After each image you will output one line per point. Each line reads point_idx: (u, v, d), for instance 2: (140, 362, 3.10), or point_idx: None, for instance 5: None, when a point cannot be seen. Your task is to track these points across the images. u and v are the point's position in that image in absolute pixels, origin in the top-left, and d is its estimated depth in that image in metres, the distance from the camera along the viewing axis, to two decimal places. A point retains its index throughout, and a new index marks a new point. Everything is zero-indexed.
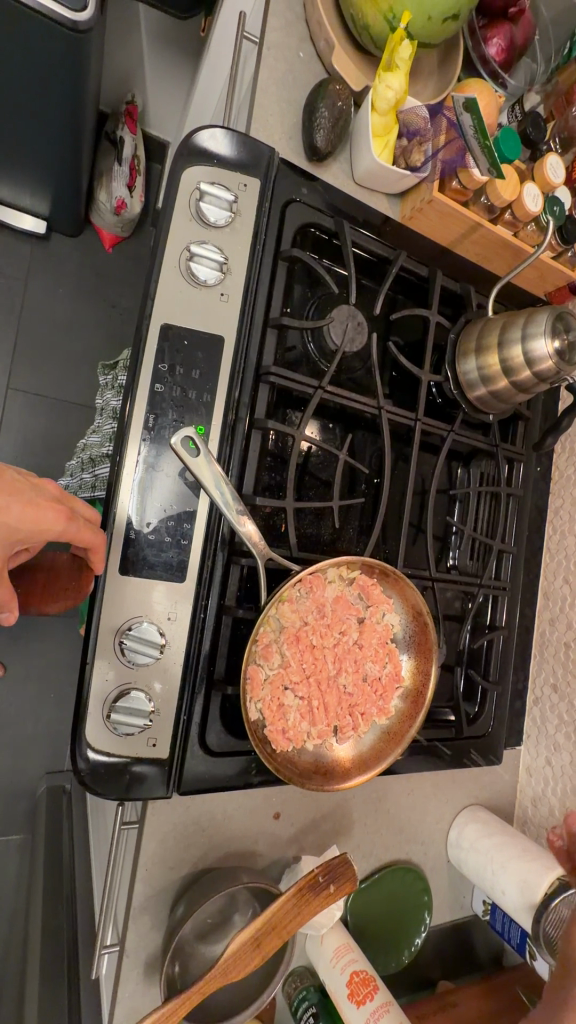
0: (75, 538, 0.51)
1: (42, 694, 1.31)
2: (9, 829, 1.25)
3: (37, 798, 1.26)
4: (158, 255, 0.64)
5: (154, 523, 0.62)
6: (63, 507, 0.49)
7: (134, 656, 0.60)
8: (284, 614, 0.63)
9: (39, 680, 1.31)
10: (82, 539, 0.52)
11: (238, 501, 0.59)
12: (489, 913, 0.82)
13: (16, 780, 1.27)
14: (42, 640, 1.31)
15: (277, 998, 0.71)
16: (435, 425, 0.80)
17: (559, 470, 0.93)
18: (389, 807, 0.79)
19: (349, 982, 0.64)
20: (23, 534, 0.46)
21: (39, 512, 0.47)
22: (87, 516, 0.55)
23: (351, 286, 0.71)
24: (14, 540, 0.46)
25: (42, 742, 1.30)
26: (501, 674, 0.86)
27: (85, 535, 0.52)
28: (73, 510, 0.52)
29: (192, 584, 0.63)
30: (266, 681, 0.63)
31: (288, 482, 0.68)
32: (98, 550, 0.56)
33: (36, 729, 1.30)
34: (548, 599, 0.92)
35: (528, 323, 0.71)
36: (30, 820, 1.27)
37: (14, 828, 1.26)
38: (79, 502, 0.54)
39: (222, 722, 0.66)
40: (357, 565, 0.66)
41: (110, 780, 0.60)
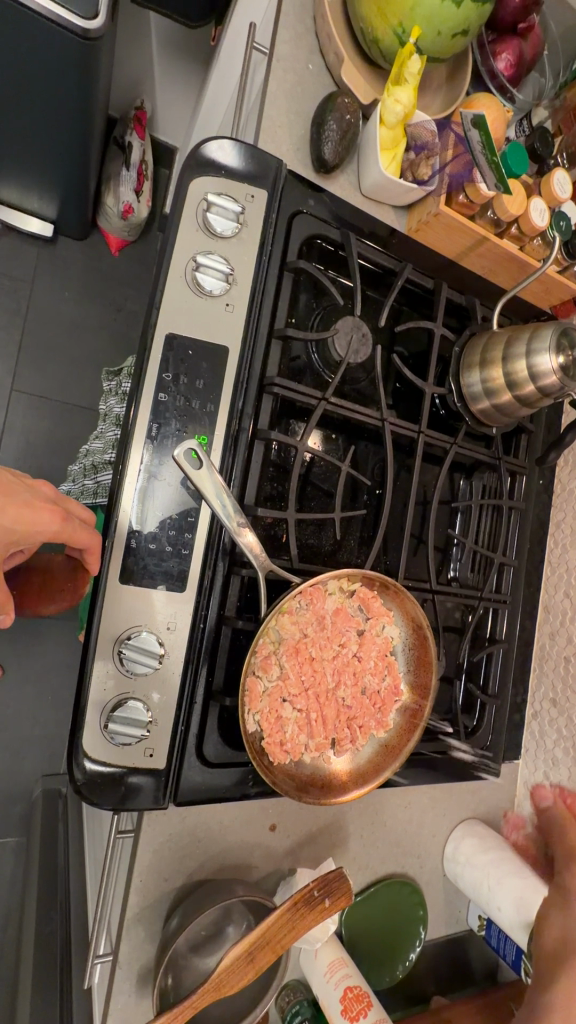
0: (71, 538, 0.51)
1: (41, 695, 1.30)
2: (4, 831, 1.25)
3: (33, 800, 1.26)
4: (164, 265, 0.64)
5: (156, 531, 0.62)
6: (59, 508, 0.49)
7: (132, 666, 0.60)
8: (284, 626, 0.63)
9: (37, 681, 1.30)
10: (77, 540, 0.52)
11: (240, 512, 0.59)
12: (485, 929, 0.82)
13: (12, 781, 1.27)
14: (40, 641, 1.31)
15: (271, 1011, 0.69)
16: (437, 437, 0.79)
17: (561, 483, 0.93)
18: (385, 820, 0.79)
19: (343, 998, 0.64)
20: (19, 536, 0.46)
21: (35, 512, 0.46)
22: (82, 518, 0.55)
23: (356, 298, 0.71)
24: (11, 542, 0.46)
25: (40, 743, 1.30)
26: (501, 687, 0.86)
27: (81, 536, 0.52)
28: (67, 511, 0.52)
29: (192, 594, 0.63)
30: (264, 694, 0.62)
31: (290, 492, 0.68)
32: (94, 552, 0.56)
33: (33, 730, 1.29)
34: (548, 613, 0.92)
35: (533, 338, 0.71)
36: (26, 821, 1.27)
37: (10, 829, 1.25)
38: (74, 504, 0.55)
39: (219, 733, 0.65)
40: (357, 578, 0.66)
41: (106, 789, 0.59)
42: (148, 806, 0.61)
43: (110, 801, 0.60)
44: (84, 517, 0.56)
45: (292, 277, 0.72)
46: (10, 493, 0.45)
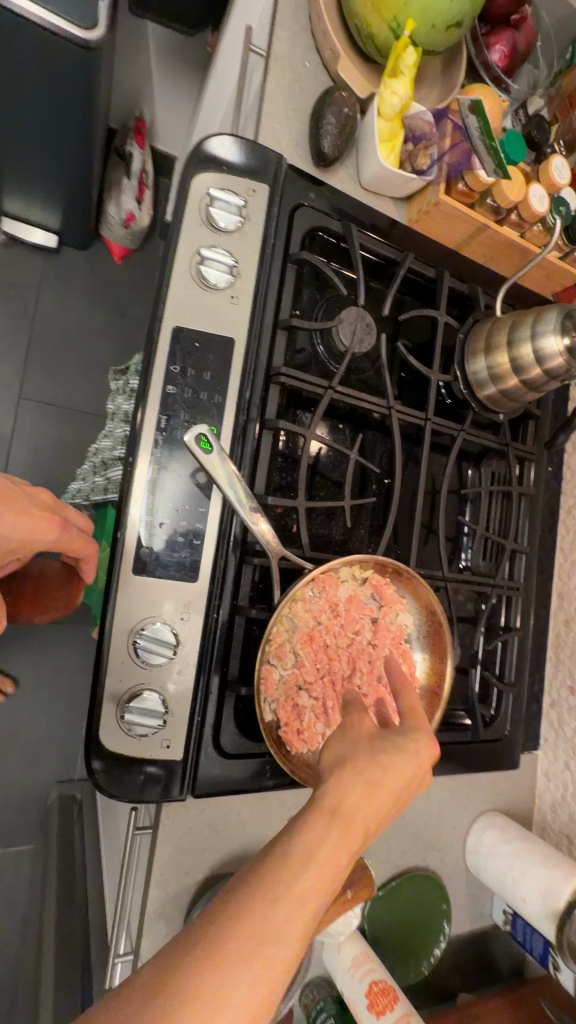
0: (68, 546, 0.52)
1: (53, 698, 1.30)
2: (22, 835, 1.25)
3: (48, 804, 1.26)
4: (169, 260, 0.65)
5: (167, 521, 0.63)
6: (56, 517, 0.49)
7: (147, 656, 0.60)
8: (297, 613, 0.62)
9: (50, 685, 1.31)
10: (74, 548, 0.53)
11: (252, 501, 0.59)
12: (510, 924, 0.80)
13: (26, 786, 1.27)
14: (52, 645, 1.32)
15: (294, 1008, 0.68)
16: (445, 424, 0.80)
17: (570, 469, 0.93)
18: (405, 813, 0.78)
19: (368, 993, 0.62)
20: (16, 542, 0.46)
21: (33, 520, 0.47)
22: (80, 526, 0.56)
23: (359, 287, 0.72)
24: (7, 548, 0.46)
25: (53, 748, 1.30)
26: (517, 675, 0.85)
27: (77, 545, 0.53)
28: (65, 520, 0.53)
29: (205, 583, 0.63)
30: (280, 682, 0.62)
31: (300, 481, 0.68)
32: (89, 560, 0.57)
33: (47, 734, 1.29)
34: (562, 600, 0.91)
35: (536, 321, 0.72)
36: (43, 824, 1.27)
37: (27, 831, 1.25)
38: (73, 513, 0.56)
39: (236, 724, 0.63)
40: (370, 563, 0.66)
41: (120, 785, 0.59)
42: (167, 798, 0.61)
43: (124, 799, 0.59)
44: (81, 525, 0.57)
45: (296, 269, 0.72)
46: (10, 495, 0.46)
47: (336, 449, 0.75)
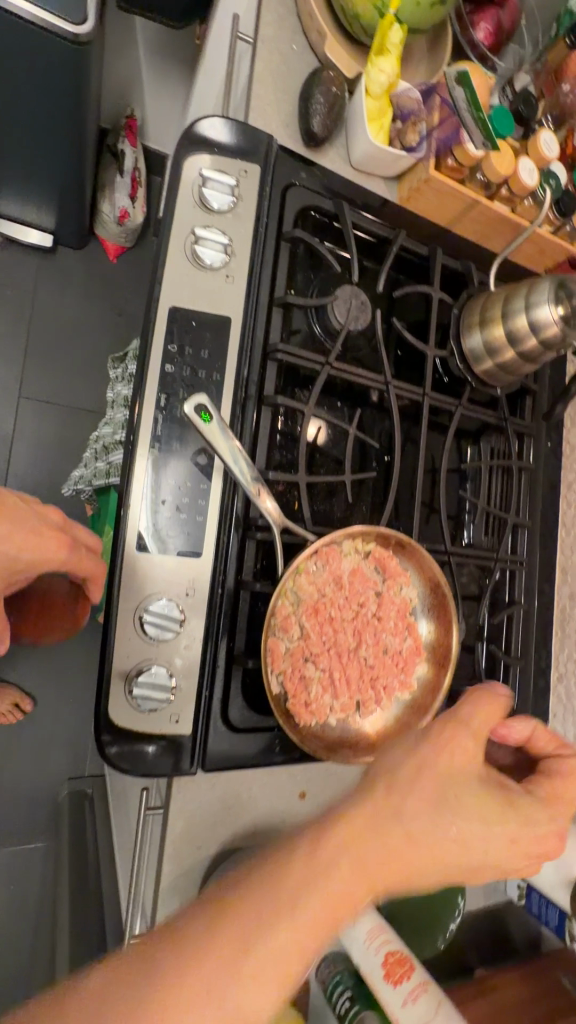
0: (76, 567, 0.51)
1: (61, 694, 1.31)
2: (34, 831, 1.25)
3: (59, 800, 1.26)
4: (164, 242, 0.66)
5: (170, 498, 0.63)
6: (65, 537, 0.49)
7: (153, 631, 0.61)
8: (301, 585, 0.63)
9: (58, 681, 1.31)
10: (82, 570, 0.52)
11: (255, 472, 0.60)
12: (525, 897, 0.80)
13: (37, 782, 1.27)
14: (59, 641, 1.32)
15: (312, 986, 0.68)
16: (442, 400, 0.80)
17: (570, 444, 0.93)
18: None
19: (385, 963, 0.61)
20: (24, 561, 0.46)
21: (41, 539, 0.47)
22: (90, 547, 0.55)
23: (353, 265, 0.73)
24: (15, 566, 0.46)
25: (63, 743, 1.30)
26: (523, 649, 0.85)
27: (86, 566, 0.52)
28: (75, 539, 0.52)
29: (209, 559, 0.63)
30: (286, 654, 0.62)
31: (299, 457, 0.68)
32: (96, 583, 0.55)
33: (56, 730, 1.30)
34: (566, 574, 0.91)
35: (532, 291, 0.72)
36: (54, 820, 1.27)
37: (39, 827, 1.26)
38: (84, 534, 0.55)
39: (244, 699, 0.65)
40: (372, 535, 0.66)
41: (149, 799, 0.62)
42: (177, 771, 0.61)
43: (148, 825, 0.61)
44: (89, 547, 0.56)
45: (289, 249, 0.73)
46: (18, 510, 0.46)
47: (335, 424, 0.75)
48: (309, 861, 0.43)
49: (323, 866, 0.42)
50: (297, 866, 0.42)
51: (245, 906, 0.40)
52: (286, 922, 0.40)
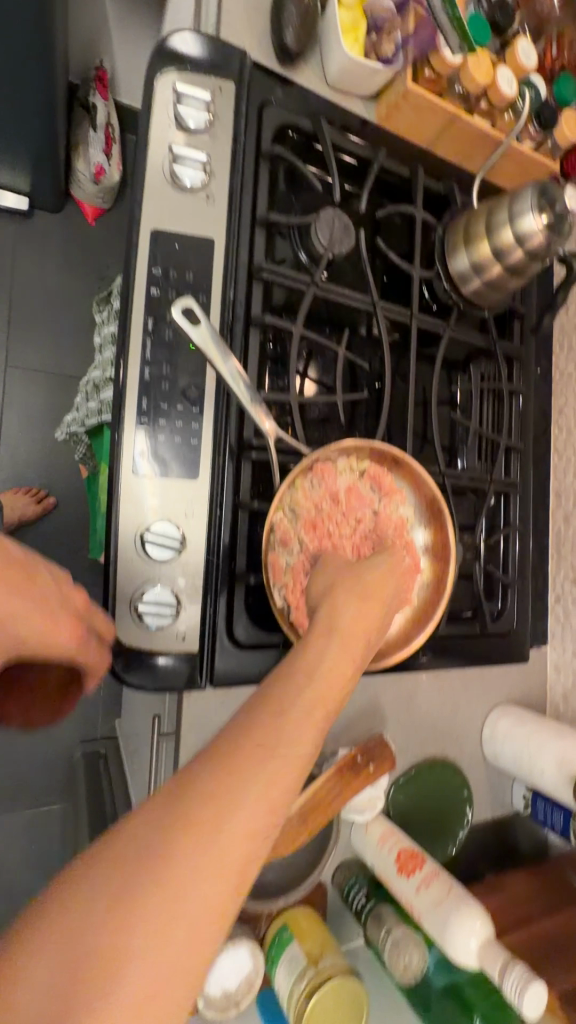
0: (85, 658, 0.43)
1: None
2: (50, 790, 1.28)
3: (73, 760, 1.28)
4: (141, 163, 0.65)
5: (164, 421, 0.64)
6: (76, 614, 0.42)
7: (155, 551, 0.62)
8: (298, 502, 0.64)
9: None
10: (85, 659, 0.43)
11: (256, 397, 0.60)
12: (530, 806, 0.82)
13: (50, 743, 1.29)
14: None
15: (329, 895, 0.69)
16: (431, 322, 0.79)
17: (559, 369, 0.93)
18: (420, 707, 0.79)
19: (398, 859, 0.63)
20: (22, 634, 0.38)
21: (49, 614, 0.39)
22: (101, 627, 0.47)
23: (335, 184, 0.71)
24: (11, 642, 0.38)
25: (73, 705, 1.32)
26: (520, 570, 0.86)
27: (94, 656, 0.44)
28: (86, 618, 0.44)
29: (206, 482, 0.64)
30: (287, 569, 0.63)
31: (291, 377, 0.68)
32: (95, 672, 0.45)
33: None
34: (560, 498, 0.92)
35: (513, 201, 0.71)
36: (69, 779, 1.29)
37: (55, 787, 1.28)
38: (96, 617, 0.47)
39: (248, 614, 0.65)
40: (366, 453, 0.67)
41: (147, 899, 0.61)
42: (186, 685, 0.62)
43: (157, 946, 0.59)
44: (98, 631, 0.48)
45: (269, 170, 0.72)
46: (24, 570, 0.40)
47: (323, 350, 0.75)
48: (230, 759, 0.37)
49: (248, 758, 0.37)
50: (214, 769, 0.36)
51: (168, 827, 0.33)
52: (222, 830, 0.34)
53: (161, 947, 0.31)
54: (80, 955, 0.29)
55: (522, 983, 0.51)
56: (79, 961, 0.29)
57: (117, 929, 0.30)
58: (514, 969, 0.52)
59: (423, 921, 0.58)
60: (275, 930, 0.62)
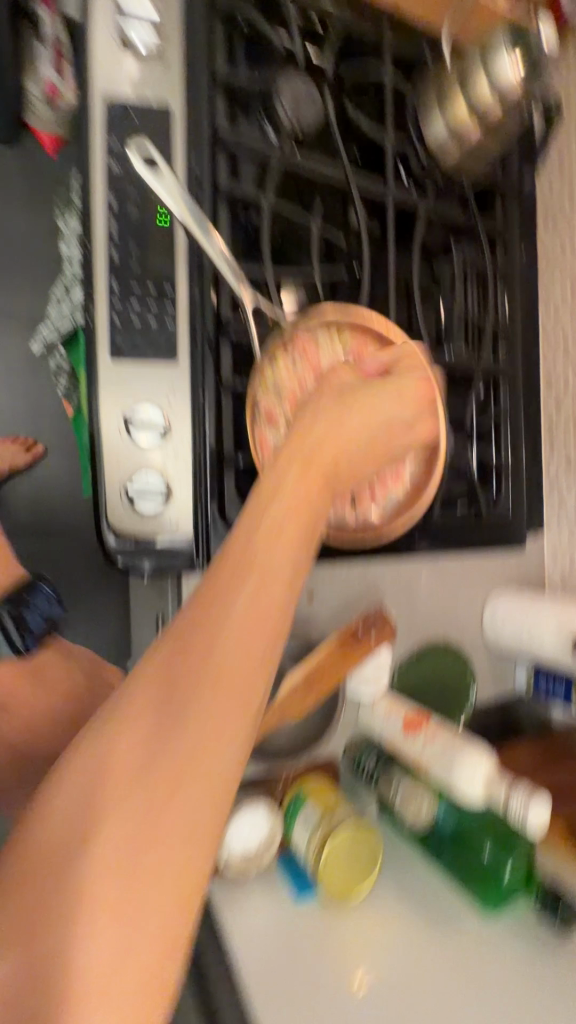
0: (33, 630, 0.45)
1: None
2: None
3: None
4: (87, 22, 0.61)
5: (138, 304, 0.62)
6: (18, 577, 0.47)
7: (140, 437, 0.61)
8: (281, 377, 0.63)
9: None
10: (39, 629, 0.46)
11: (234, 268, 0.62)
12: (532, 683, 0.84)
13: None
14: None
15: (341, 768, 0.72)
16: (408, 194, 0.76)
17: (545, 249, 0.90)
18: (419, 592, 0.80)
19: (403, 722, 0.65)
20: None
21: None
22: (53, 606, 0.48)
23: (296, 47, 0.69)
24: None
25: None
26: (513, 455, 0.86)
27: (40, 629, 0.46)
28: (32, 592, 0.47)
29: (186, 365, 0.63)
30: (276, 447, 0.62)
31: (264, 251, 0.65)
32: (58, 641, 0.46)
33: None
34: (550, 384, 0.90)
35: (487, 49, 0.68)
36: None
37: None
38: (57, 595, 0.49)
39: (240, 497, 0.65)
40: (347, 328, 0.66)
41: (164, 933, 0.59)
42: (185, 568, 0.63)
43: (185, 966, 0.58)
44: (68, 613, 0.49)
45: (226, 30, 0.68)
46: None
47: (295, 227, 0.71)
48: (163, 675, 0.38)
49: (189, 669, 0.38)
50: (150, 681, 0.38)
51: (138, 810, 0.35)
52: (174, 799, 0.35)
53: (136, 832, 0.34)
54: (61, 861, 0.33)
55: (527, 801, 0.52)
56: (62, 868, 0.33)
57: (86, 834, 0.34)
58: (517, 792, 0.54)
59: (430, 770, 0.60)
60: (290, 798, 0.65)
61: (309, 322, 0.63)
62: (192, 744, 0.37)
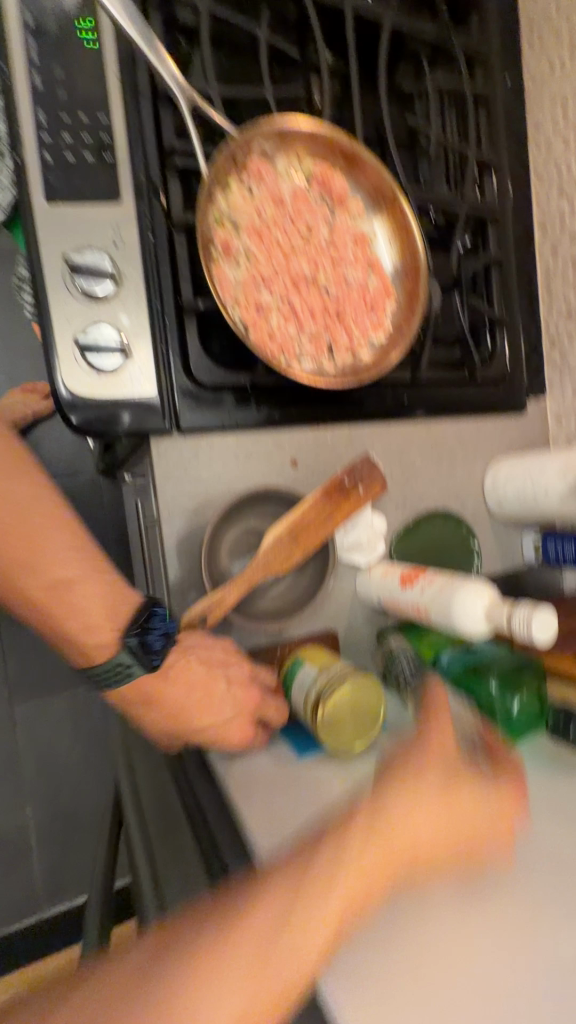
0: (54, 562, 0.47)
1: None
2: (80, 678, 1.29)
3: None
4: None
5: (69, 136, 0.55)
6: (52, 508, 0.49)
7: (88, 287, 0.55)
8: (236, 205, 0.57)
9: None
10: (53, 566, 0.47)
11: (178, 80, 0.53)
12: (542, 549, 0.79)
13: None
14: None
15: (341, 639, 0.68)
16: (369, 5, 0.67)
17: (530, 76, 0.81)
18: (414, 458, 0.75)
19: (401, 577, 0.62)
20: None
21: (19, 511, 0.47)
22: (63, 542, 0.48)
23: None
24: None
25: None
26: (507, 306, 0.79)
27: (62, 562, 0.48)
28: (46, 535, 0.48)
29: (131, 204, 0.57)
30: (237, 283, 0.56)
31: (205, 66, 0.58)
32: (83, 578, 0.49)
33: None
34: (546, 229, 0.82)
35: None
36: None
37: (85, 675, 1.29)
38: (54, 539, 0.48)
39: (203, 347, 0.60)
40: (308, 153, 0.60)
41: (164, 829, 0.57)
42: (156, 430, 0.58)
43: (190, 828, 0.54)
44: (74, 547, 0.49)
45: None
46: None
47: (242, 47, 0.63)
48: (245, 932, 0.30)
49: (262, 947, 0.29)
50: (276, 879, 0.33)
51: None
52: None
53: None
54: None
55: (525, 611, 0.47)
56: None
57: None
58: (519, 606, 0.48)
59: (430, 614, 0.56)
60: (288, 665, 0.62)
61: (262, 131, 0.55)
62: (292, 977, 0.29)
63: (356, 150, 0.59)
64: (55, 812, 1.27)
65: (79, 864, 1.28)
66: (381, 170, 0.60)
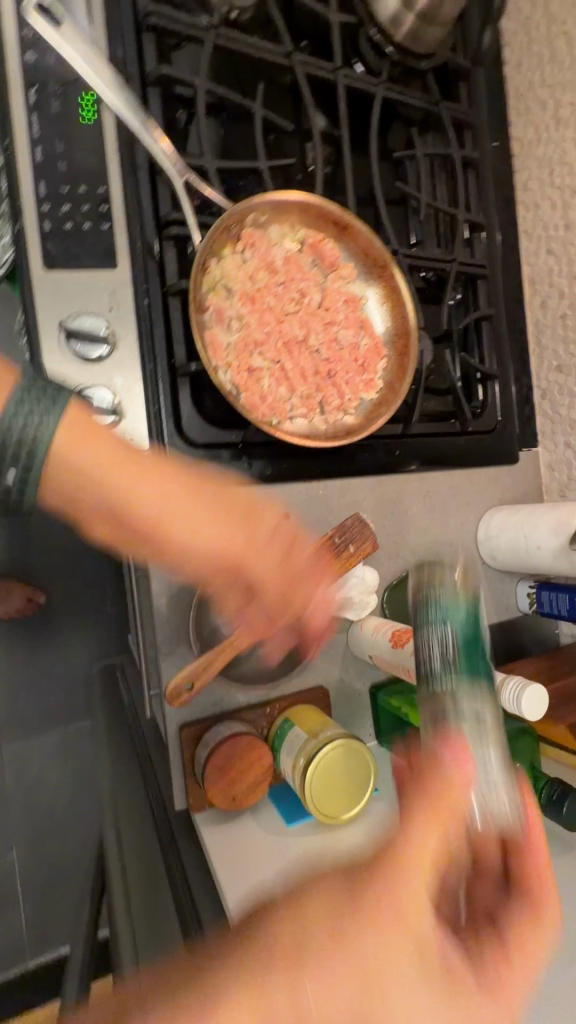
0: None
1: (73, 582, 1.27)
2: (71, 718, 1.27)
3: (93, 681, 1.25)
4: None
5: (68, 205, 0.57)
6: None
7: (83, 351, 0.56)
8: (229, 272, 0.58)
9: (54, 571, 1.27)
10: None
11: (175, 161, 0.57)
12: (535, 601, 0.79)
13: (63, 669, 1.27)
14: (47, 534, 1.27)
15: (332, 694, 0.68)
16: (361, 79, 0.70)
17: (518, 140, 0.84)
18: (407, 509, 0.75)
19: (392, 635, 0.63)
20: None
21: None
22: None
23: None
24: None
25: (81, 629, 1.28)
26: (498, 360, 0.80)
27: None
28: None
29: (127, 270, 0.58)
30: (230, 348, 0.58)
31: (202, 139, 0.60)
32: None
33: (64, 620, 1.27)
34: (536, 285, 0.84)
35: None
36: (89, 704, 1.28)
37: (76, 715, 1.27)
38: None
39: (196, 407, 0.60)
40: (301, 221, 0.62)
41: (146, 895, 0.53)
42: (147, 488, 0.59)
43: (176, 913, 0.50)
44: None
45: None
46: None
47: (238, 120, 0.66)
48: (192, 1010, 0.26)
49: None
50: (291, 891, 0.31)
51: None
52: None
53: None
54: None
55: (515, 686, 0.46)
56: None
57: None
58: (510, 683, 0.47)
59: None
60: (278, 724, 0.62)
61: (255, 203, 0.57)
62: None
63: (347, 223, 0.62)
64: (41, 858, 1.23)
65: (63, 913, 1.24)
66: (371, 237, 0.61)
